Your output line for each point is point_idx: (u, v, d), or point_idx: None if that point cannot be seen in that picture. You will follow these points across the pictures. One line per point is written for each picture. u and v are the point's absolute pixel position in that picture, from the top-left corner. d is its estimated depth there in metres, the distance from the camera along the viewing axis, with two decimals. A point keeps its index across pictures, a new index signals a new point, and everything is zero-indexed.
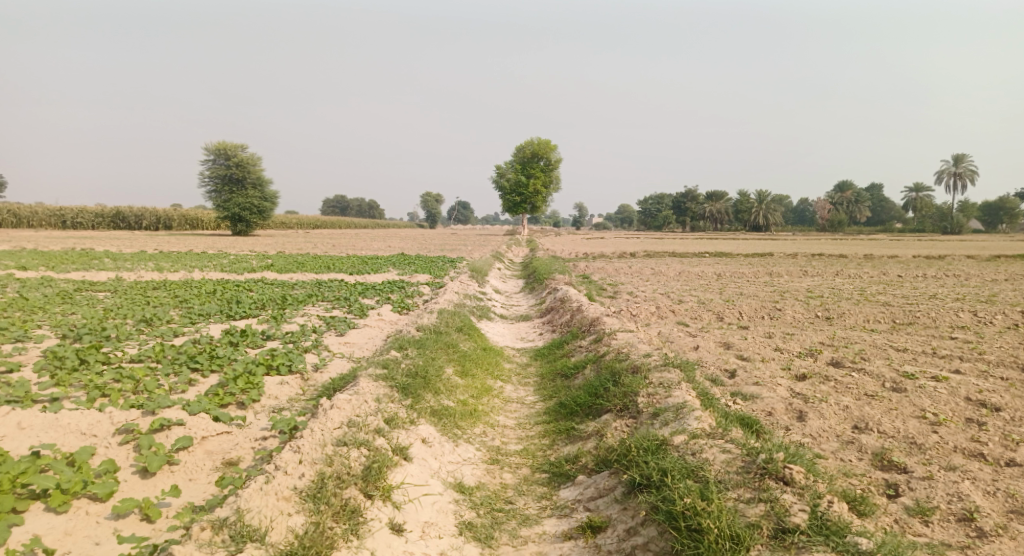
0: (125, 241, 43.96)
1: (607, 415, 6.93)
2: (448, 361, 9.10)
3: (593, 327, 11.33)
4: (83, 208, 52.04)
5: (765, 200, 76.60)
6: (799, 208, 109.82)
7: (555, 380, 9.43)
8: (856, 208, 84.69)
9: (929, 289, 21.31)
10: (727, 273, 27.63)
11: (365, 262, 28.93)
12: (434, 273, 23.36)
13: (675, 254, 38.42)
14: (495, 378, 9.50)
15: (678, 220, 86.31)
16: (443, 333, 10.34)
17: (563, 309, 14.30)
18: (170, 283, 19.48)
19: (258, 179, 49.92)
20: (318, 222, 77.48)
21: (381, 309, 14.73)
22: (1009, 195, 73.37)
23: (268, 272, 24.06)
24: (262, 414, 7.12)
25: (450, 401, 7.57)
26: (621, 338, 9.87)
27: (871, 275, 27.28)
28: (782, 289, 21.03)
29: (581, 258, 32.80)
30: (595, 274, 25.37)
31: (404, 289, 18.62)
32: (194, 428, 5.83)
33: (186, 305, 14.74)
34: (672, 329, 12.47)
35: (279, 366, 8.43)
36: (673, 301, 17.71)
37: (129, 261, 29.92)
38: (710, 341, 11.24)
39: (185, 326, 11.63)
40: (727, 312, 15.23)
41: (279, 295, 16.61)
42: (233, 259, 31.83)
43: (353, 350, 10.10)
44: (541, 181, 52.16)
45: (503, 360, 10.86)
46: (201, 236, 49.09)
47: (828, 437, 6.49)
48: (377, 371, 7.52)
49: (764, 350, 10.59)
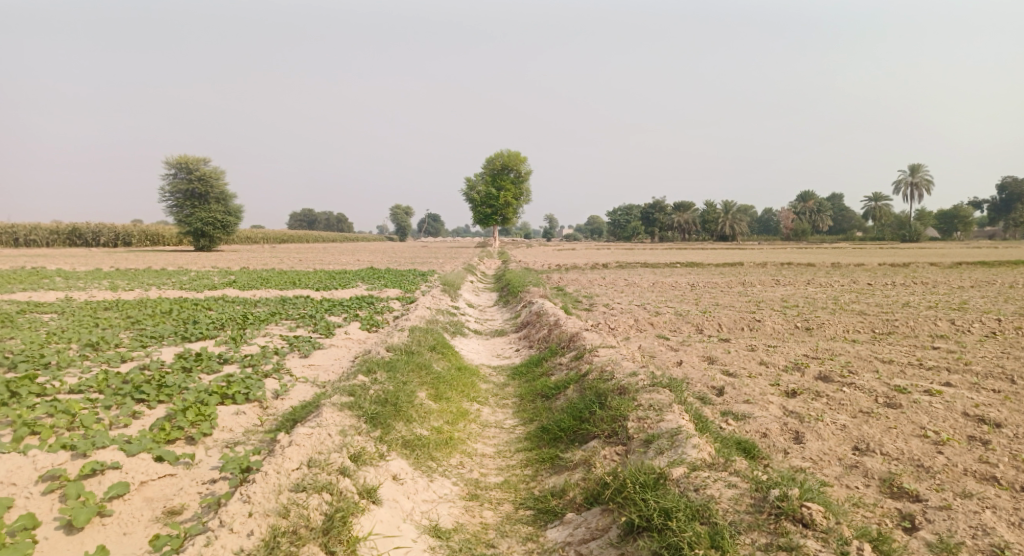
0: (81, 259, 42.35)
1: (595, 442, 6.43)
2: (421, 384, 8.50)
3: (572, 343, 10.84)
4: (37, 225, 50.11)
5: (732, 210, 77.43)
6: (764, 218, 111.49)
7: (534, 402, 8.91)
8: (819, 217, 86.18)
9: (902, 297, 21.31)
10: (701, 283, 27.47)
11: (333, 278, 28.12)
12: (404, 288, 22.71)
13: (647, 264, 38.30)
14: (471, 400, 8.93)
15: (648, 230, 86.75)
16: (414, 352, 9.73)
17: (540, 324, 13.80)
18: (124, 303, 18.51)
19: (222, 193, 48.69)
20: (284, 237, 75.98)
21: (349, 327, 14.06)
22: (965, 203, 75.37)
23: (231, 289, 23.13)
24: (214, 449, 6.46)
25: (423, 430, 6.98)
26: (602, 355, 9.40)
27: (841, 283, 27.35)
28: (757, 299, 20.84)
29: (553, 270, 32.42)
30: (569, 286, 24.97)
31: (373, 305, 17.95)
32: (132, 472, 5.18)
33: (139, 326, 13.88)
34: (653, 343, 12.05)
35: (237, 393, 7.77)
36: (650, 313, 17.34)
37: (83, 279, 28.65)
38: (694, 356, 10.82)
39: (135, 351, 10.84)
40: (706, 323, 14.87)
41: (241, 314, 15.80)
42: (195, 276, 30.69)
43: (318, 373, 9.45)
44: (511, 193, 51.80)
45: (479, 380, 10.29)
46: (162, 253, 47.57)
47: (830, 460, 6.06)
48: (343, 399, 6.90)
49: (749, 364, 10.21)
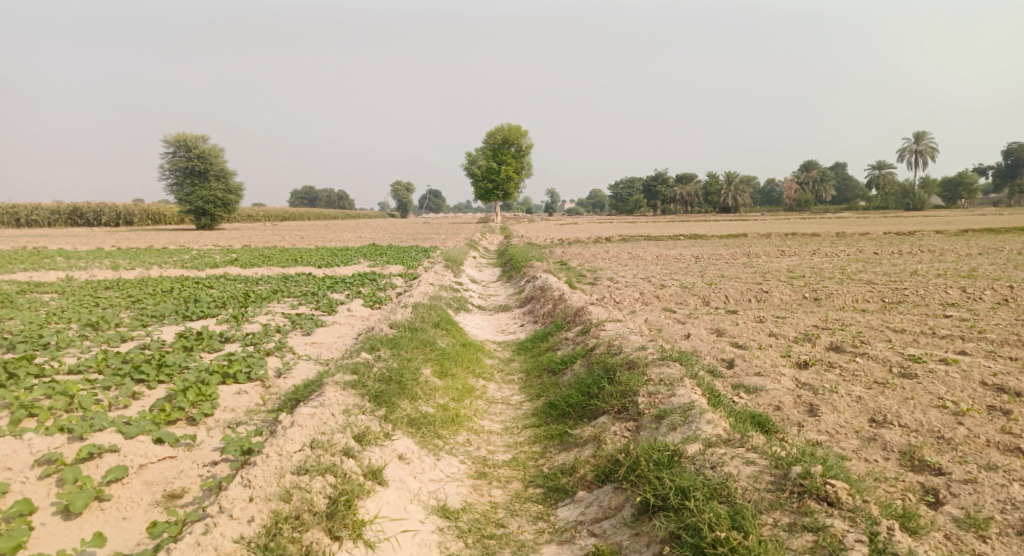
0: (82, 239, 42.20)
1: (605, 418, 6.28)
2: (425, 361, 8.35)
3: (579, 317, 10.67)
4: (38, 205, 49.87)
5: (735, 181, 76.81)
6: (767, 189, 110.73)
7: (541, 377, 8.77)
8: (823, 187, 85.48)
9: (909, 266, 21.08)
10: (705, 255, 27.23)
11: (335, 254, 27.92)
12: (407, 264, 22.53)
13: (650, 237, 38.00)
14: (477, 376, 8.79)
15: (650, 202, 86.21)
16: (418, 329, 9.57)
17: (544, 298, 13.61)
18: (125, 282, 18.36)
19: (222, 170, 48.30)
20: (285, 214, 75.65)
21: (351, 304, 13.89)
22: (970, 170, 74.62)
23: (233, 268, 22.96)
24: (215, 430, 6.33)
25: (429, 408, 6.83)
26: (609, 329, 9.22)
27: (847, 252, 27.08)
28: (762, 270, 20.63)
29: (556, 244, 32.18)
30: (573, 259, 24.76)
31: (375, 281, 17.78)
32: (131, 455, 5.05)
33: (140, 305, 13.73)
34: (660, 316, 11.88)
35: (238, 373, 7.62)
36: (655, 286, 17.14)
37: (84, 259, 28.54)
38: (702, 328, 10.65)
39: (136, 330, 10.69)
40: (713, 296, 14.68)
41: (242, 292, 15.66)
42: (196, 254, 30.50)
43: (321, 351, 9.30)
44: (512, 167, 51.32)
45: (484, 356, 10.15)
46: (163, 232, 47.35)
47: (847, 433, 5.91)
48: (345, 377, 6.73)
49: (759, 335, 10.04)
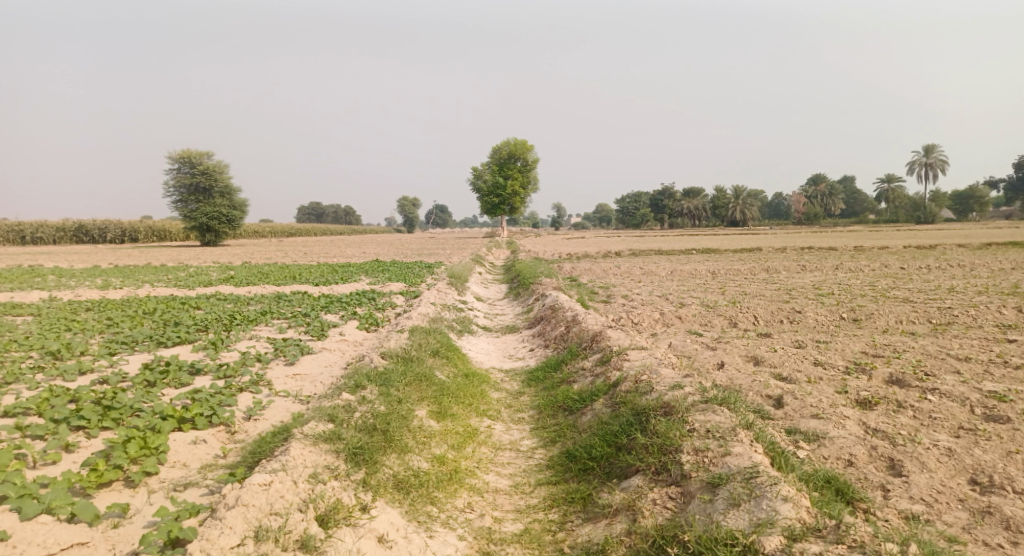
0: (84, 256, 41.42)
1: (638, 480, 5.06)
2: (420, 400, 7.14)
3: (596, 343, 9.44)
4: (43, 222, 49.27)
5: (743, 195, 75.69)
6: (774, 203, 109.43)
7: (556, 417, 7.55)
8: (832, 201, 84.20)
9: (942, 282, 19.78)
10: (722, 270, 25.97)
11: (335, 271, 26.79)
12: (409, 281, 21.39)
13: (661, 251, 36.79)
14: (482, 416, 7.57)
15: (657, 216, 85.12)
16: (414, 359, 8.36)
17: (556, 320, 12.38)
18: (109, 303, 17.23)
19: (227, 186, 47.36)
20: (292, 230, 74.89)
21: (345, 327, 12.69)
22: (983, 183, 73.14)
23: (228, 286, 21.84)
24: (157, 496, 5.12)
25: (421, 462, 5.62)
26: (634, 360, 8.01)
27: (871, 267, 25.71)
28: (786, 287, 19.37)
29: (565, 259, 30.97)
30: (583, 276, 23.57)
31: (374, 301, 16.60)
32: (24, 546, 4.06)
33: (114, 329, 12.56)
34: (686, 341, 10.67)
35: (197, 416, 6.38)
36: (675, 305, 15.88)
37: (79, 277, 27.58)
38: (736, 356, 9.41)
39: (99, 360, 9.49)
40: (739, 316, 13.43)
41: (229, 313, 14.50)
42: (193, 272, 29.45)
43: (302, 387, 8.09)
44: (518, 182, 50.34)
45: (490, 389, 8.92)
46: (167, 249, 46.55)
47: (948, 501, 4.69)
48: (320, 426, 5.53)
49: (804, 365, 8.78)
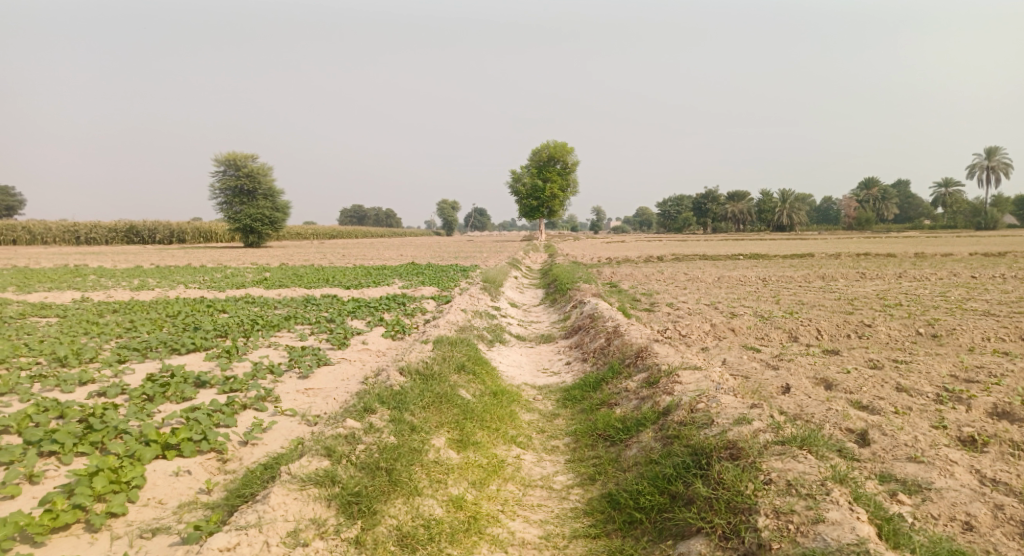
0: (131, 257, 42.05)
1: (700, 545, 4.19)
2: (439, 427, 6.23)
3: (642, 360, 8.38)
4: (97, 223, 50.44)
5: (789, 199, 73.08)
6: (823, 207, 105.80)
7: (595, 447, 6.57)
8: (884, 206, 80.76)
9: (1021, 293, 18.00)
10: (774, 277, 24.46)
11: (370, 274, 26.21)
12: (443, 285, 20.62)
13: (707, 257, 35.30)
14: (510, 445, 6.63)
15: (699, 221, 82.94)
16: (436, 377, 7.45)
17: (596, 330, 11.37)
18: (138, 304, 16.86)
19: (271, 189, 47.59)
20: (334, 232, 75.44)
21: (370, 334, 11.91)
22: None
23: (259, 289, 21.35)
24: (121, 545, 4.36)
25: (434, 507, 4.74)
26: (687, 383, 6.95)
27: (936, 276, 23.89)
28: (847, 296, 17.92)
29: (605, 264, 29.87)
30: (625, 281, 22.43)
31: (404, 306, 15.81)
32: None
33: (131, 332, 11.97)
34: (743, 359, 9.55)
35: (185, 441, 5.55)
36: (725, 315, 14.66)
37: (120, 277, 27.64)
38: (803, 379, 8.25)
39: (104, 369, 8.81)
40: (799, 329, 12.17)
41: (253, 318, 13.88)
42: (230, 273, 29.31)
43: (311, 406, 7.25)
44: (558, 185, 49.28)
45: (520, 410, 7.95)
46: (211, 250, 47.06)
47: None
48: (315, 466, 4.69)
49: (885, 392, 7.60)
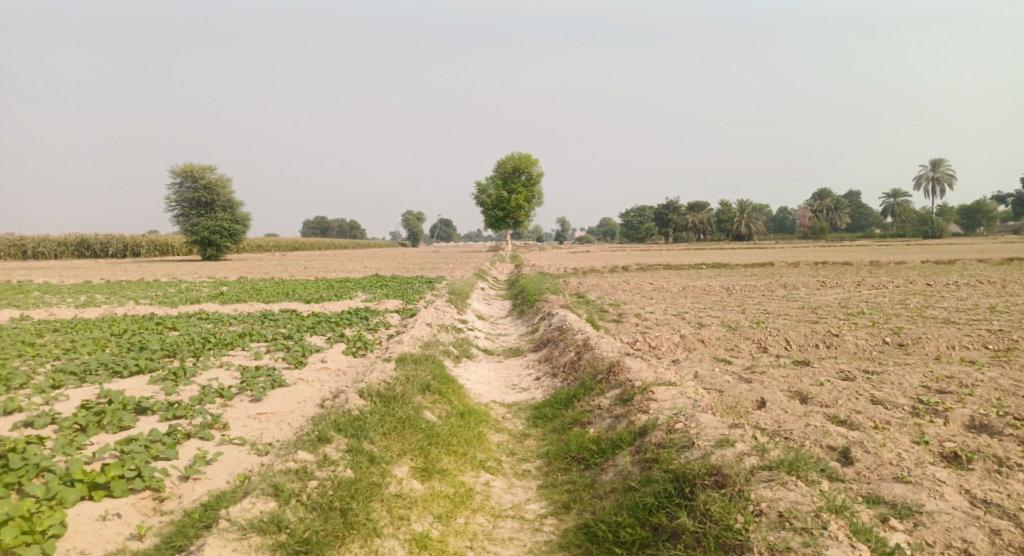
0: (80, 271, 40.32)
1: None
2: (401, 455, 5.78)
3: (614, 376, 8.05)
4: (45, 237, 48.32)
5: (749, 208, 74.25)
6: (781, 217, 108.10)
7: (568, 470, 6.20)
8: (839, 215, 82.82)
9: (978, 300, 18.31)
10: (738, 286, 24.54)
11: (331, 287, 25.47)
12: (406, 298, 20.07)
13: (671, 266, 35.45)
14: (478, 470, 6.21)
15: (662, 230, 83.73)
16: (398, 398, 6.99)
17: (565, 344, 11.02)
18: (82, 322, 15.92)
19: (229, 200, 46.30)
20: (295, 244, 73.98)
21: (329, 352, 11.34)
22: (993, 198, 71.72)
23: (213, 304, 20.45)
24: None
25: (396, 549, 4.39)
26: (663, 401, 6.63)
27: (894, 283, 24.29)
28: (811, 305, 17.97)
29: (570, 274, 29.68)
30: (591, 292, 22.21)
31: (366, 321, 15.24)
32: None
33: (70, 353, 11.16)
34: (716, 372, 9.31)
35: (115, 479, 4.99)
36: (693, 326, 14.47)
37: (66, 293, 26.34)
38: (778, 392, 8.03)
39: (34, 396, 8.10)
40: (769, 339, 12.01)
41: (205, 335, 13.16)
42: (184, 288, 28.22)
43: (263, 433, 6.71)
44: (522, 196, 49.12)
45: (488, 431, 7.52)
46: (167, 263, 45.51)
47: None
48: (265, 512, 4.29)
49: (862, 405, 7.42)
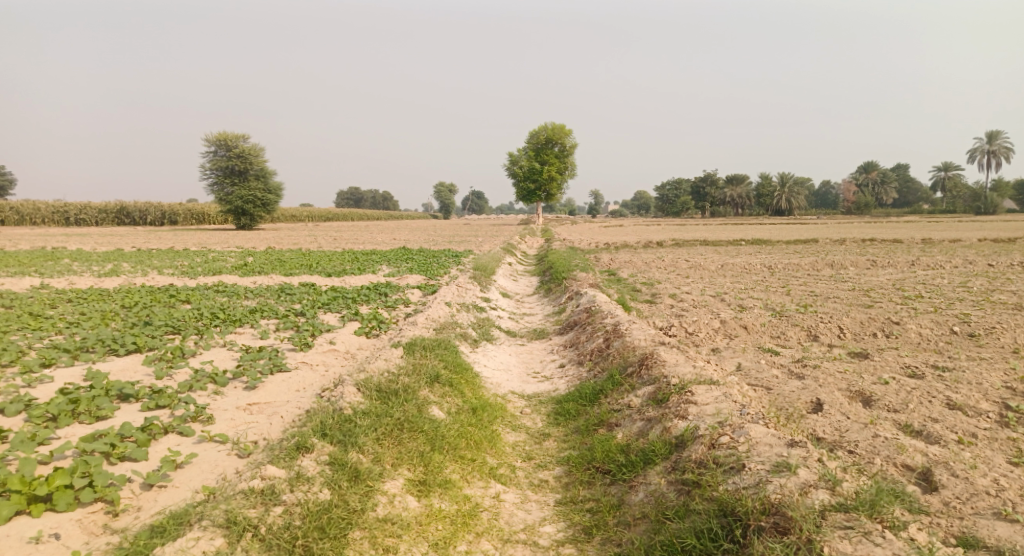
0: (117, 239, 40.54)
1: None
2: (396, 466, 5.06)
3: (646, 369, 7.12)
4: (87, 204, 48.75)
5: (789, 183, 71.52)
6: (821, 192, 104.39)
7: (590, 484, 5.34)
8: (883, 190, 79.52)
9: None
10: (780, 264, 23.16)
11: (356, 260, 24.83)
12: (431, 273, 19.27)
13: (708, 242, 34.06)
14: (488, 481, 5.39)
15: (698, 204, 81.43)
16: (400, 393, 6.20)
17: (593, 328, 10.11)
18: (101, 293, 15.50)
19: (262, 170, 45.95)
20: (328, 214, 73.86)
21: (341, 331, 10.62)
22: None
23: (235, 276, 19.92)
24: None
25: None
26: (704, 405, 5.70)
27: (949, 264, 22.69)
28: (862, 287, 16.69)
29: (602, 249, 28.59)
30: (624, 269, 21.14)
31: (385, 297, 14.50)
32: None
33: (74, 327, 10.62)
34: (762, 365, 8.33)
35: (60, 490, 4.34)
36: (733, 309, 13.40)
37: (97, 261, 26.19)
38: (836, 392, 7.03)
39: (18, 377, 7.53)
40: (819, 326, 10.92)
41: (217, 310, 12.56)
42: (213, 258, 27.92)
43: (249, 429, 6.00)
44: (555, 168, 47.85)
45: (504, 429, 6.69)
46: (201, 232, 45.57)
47: None
48: None
49: (938, 410, 6.41)
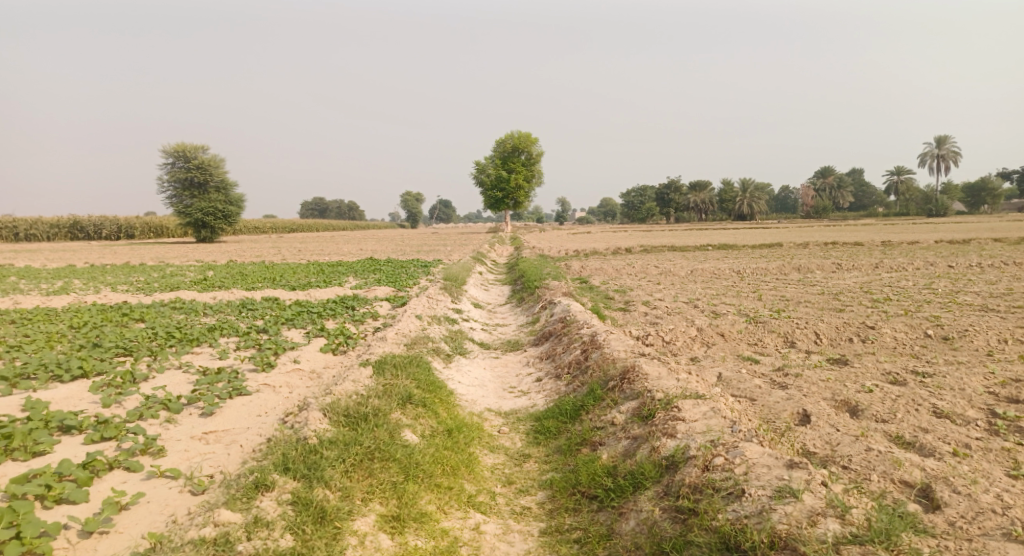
0: (70, 254, 38.99)
1: None
2: (367, 501, 4.71)
3: (628, 384, 6.83)
4: (38, 218, 46.85)
5: (751, 189, 72.67)
6: (782, 197, 106.44)
7: (577, 511, 5.01)
8: (841, 194, 81.34)
9: (1007, 284, 17.09)
10: (749, 269, 23.24)
11: (322, 272, 24.16)
12: (399, 284, 18.78)
13: (675, 247, 34.13)
14: (467, 511, 5.01)
15: (663, 210, 82.17)
16: (369, 417, 5.80)
17: (569, 339, 9.81)
18: (49, 313, 14.64)
19: (223, 181, 44.78)
20: (292, 226, 72.48)
21: (306, 349, 10.11)
22: (996, 177, 70.18)
23: (194, 291, 19.10)
24: None
25: None
26: (694, 422, 5.42)
27: (912, 265, 23.04)
28: (831, 290, 16.75)
29: (572, 257, 28.42)
30: (595, 277, 20.95)
31: (352, 311, 13.98)
32: None
33: (16, 350, 9.91)
34: (743, 374, 8.12)
35: None
36: (707, 315, 13.26)
37: (47, 278, 24.98)
38: (823, 402, 6.84)
39: None
40: (796, 331, 10.80)
41: (174, 328, 11.90)
42: (171, 272, 26.93)
43: (205, 461, 5.52)
44: (522, 176, 47.69)
45: (482, 451, 6.32)
46: (160, 246, 44.14)
47: None
48: None
49: (927, 419, 6.26)
